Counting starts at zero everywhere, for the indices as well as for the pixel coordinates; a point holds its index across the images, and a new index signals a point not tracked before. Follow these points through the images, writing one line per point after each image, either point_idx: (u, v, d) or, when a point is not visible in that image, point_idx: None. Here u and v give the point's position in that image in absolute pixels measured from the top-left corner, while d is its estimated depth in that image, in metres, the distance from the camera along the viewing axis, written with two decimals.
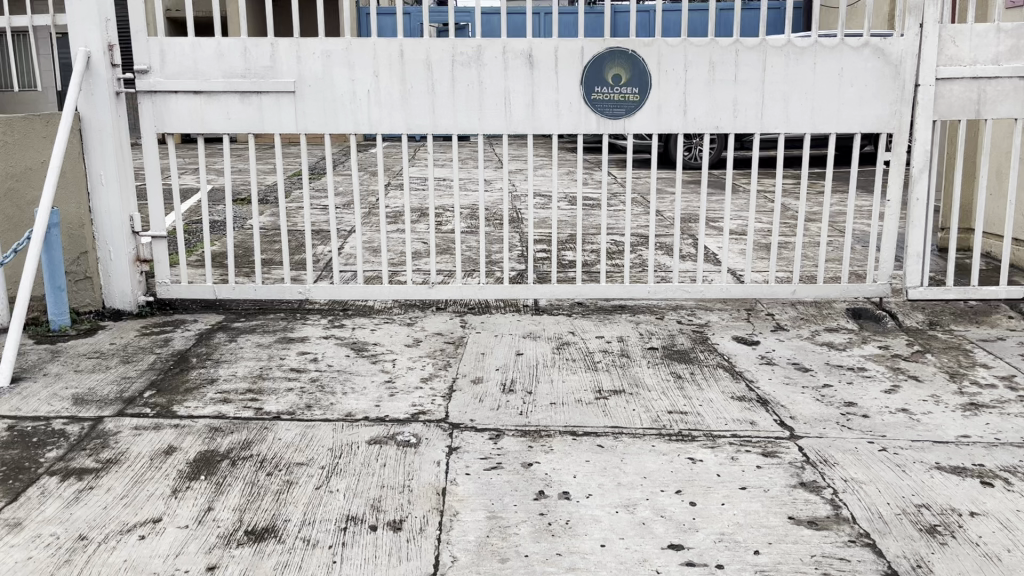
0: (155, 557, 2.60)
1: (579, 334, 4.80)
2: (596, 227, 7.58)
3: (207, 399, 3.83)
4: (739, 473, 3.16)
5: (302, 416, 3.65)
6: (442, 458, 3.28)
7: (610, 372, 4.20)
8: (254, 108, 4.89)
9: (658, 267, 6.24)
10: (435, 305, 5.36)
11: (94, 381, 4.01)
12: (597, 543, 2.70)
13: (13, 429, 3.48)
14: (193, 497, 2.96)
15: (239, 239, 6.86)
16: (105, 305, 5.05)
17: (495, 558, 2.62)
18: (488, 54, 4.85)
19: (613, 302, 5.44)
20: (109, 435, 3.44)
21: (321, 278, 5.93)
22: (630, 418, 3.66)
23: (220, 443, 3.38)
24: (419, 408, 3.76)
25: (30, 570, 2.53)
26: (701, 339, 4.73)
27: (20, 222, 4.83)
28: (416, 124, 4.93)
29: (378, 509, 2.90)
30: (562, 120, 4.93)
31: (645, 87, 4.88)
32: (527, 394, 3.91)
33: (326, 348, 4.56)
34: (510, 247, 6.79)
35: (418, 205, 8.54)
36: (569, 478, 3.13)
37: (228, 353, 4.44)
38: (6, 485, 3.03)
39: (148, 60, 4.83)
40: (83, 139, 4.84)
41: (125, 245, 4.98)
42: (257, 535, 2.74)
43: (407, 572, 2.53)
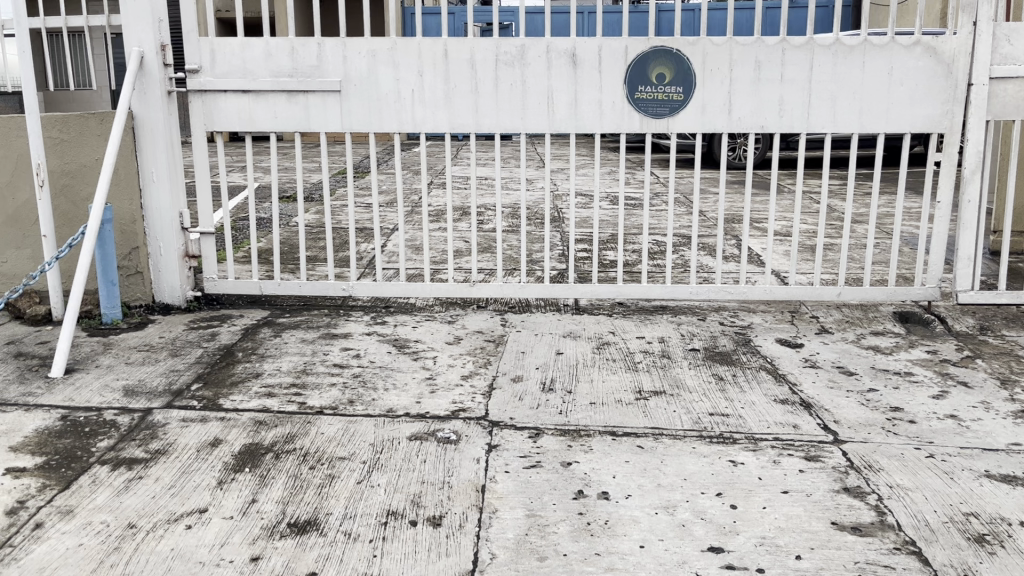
0: (201, 547, 2.66)
1: (619, 334, 4.78)
2: (638, 227, 7.55)
3: (252, 393, 3.89)
4: (781, 476, 3.13)
5: (343, 411, 3.70)
6: (482, 455, 3.29)
7: (651, 373, 4.17)
8: (300, 107, 4.96)
9: (701, 267, 6.20)
10: (476, 304, 5.41)
11: (144, 373, 4.10)
12: (637, 543, 2.70)
13: (66, 418, 3.58)
14: (238, 489, 3.02)
15: (284, 236, 6.97)
16: (155, 299, 5.17)
17: (534, 556, 2.62)
18: (532, 53, 4.85)
19: (655, 302, 5.42)
20: (157, 426, 3.52)
21: (364, 276, 6.00)
22: (671, 419, 3.64)
23: (265, 436, 3.44)
24: (460, 405, 3.79)
25: (82, 556, 2.60)
26: (743, 340, 4.69)
27: (75, 217, 4.97)
28: (460, 124, 4.95)
29: (418, 505, 2.93)
30: (605, 120, 4.92)
31: (690, 87, 4.84)
32: (567, 394, 3.91)
33: (369, 345, 4.61)
34: (551, 247, 6.79)
35: (460, 204, 8.59)
36: (609, 478, 3.13)
37: (273, 348, 4.52)
38: (60, 473, 3.12)
39: (199, 60, 4.94)
40: (136, 136, 4.95)
41: (175, 241, 5.08)
42: (299, 528, 2.78)
43: (446, 569, 2.55)
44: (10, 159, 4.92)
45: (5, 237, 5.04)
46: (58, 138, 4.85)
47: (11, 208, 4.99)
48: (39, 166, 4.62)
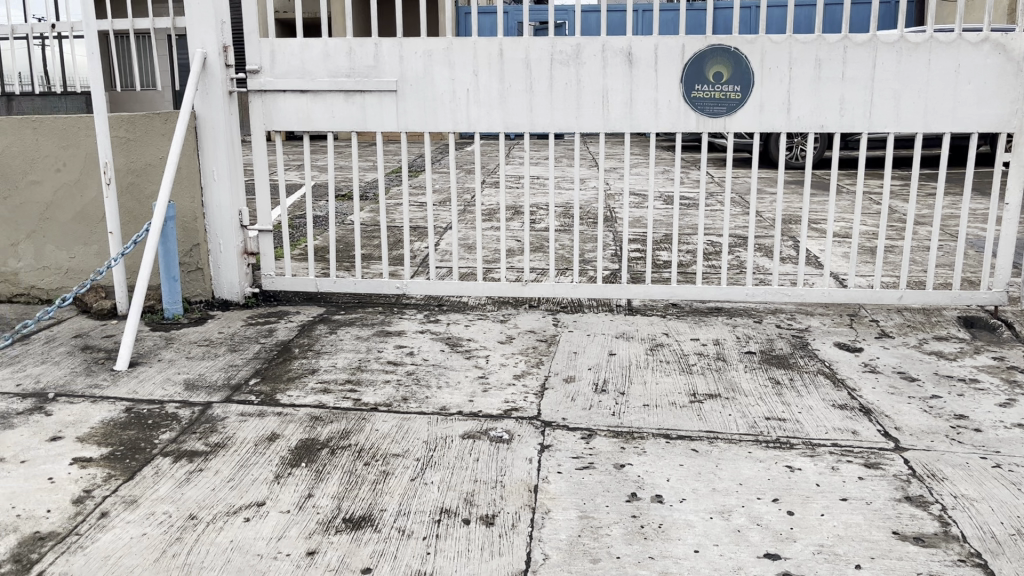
0: (259, 540, 2.71)
1: (673, 336, 4.74)
2: (692, 227, 7.47)
3: (308, 388, 3.95)
4: (840, 483, 3.06)
5: (398, 408, 3.73)
6: (535, 455, 3.29)
7: (706, 376, 4.12)
8: (357, 107, 5.02)
9: (757, 269, 6.11)
10: (528, 303, 5.41)
11: (204, 367, 4.20)
12: (691, 548, 2.67)
13: (130, 411, 3.68)
14: (294, 484, 3.07)
15: (340, 234, 7.05)
16: (214, 295, 5.28)
17: (587, 558, 2.61)
18: (587, 52, 4.83)
19: (710, 304, 5.37)
20: (217, 420, 3.59)
21: (418, 275, 6.04)
22: (726, 423, 3.60)
23: (321, 432, 3.49)
24: (512, 404, 3.79)
25: (144, 545, 2.67)
26: (800, 344, 4.61)
27: (140, 215, 5.11)
28: (514, 123, 4.96)
29: (471, 503, 2.94)
30: (661, 119, 4.87)
31: (748, 86, 4.77)
32: (620, 395, 3.89)
33: (422, 342, 4.64)
34: (604, 247, 6.75)
35: (513, 203, 8.60)
36: (663, 481, 3.10)
37: (329, 345, 4.58)
38: (125, 463, 3.20)
39: (259, 60, 5.03)
40: (198, 135, 5.06)
41: (234, 238, 5.19)
42: (354, 523, 2.81)
43: (499, 568, 2.56)
44: (79, 158, 5.07)
45: (73, 233, 5.20)
46: (124, 138, 4.99)
47: (80, 204, 5.14)
48: (106, 165, 4.75)
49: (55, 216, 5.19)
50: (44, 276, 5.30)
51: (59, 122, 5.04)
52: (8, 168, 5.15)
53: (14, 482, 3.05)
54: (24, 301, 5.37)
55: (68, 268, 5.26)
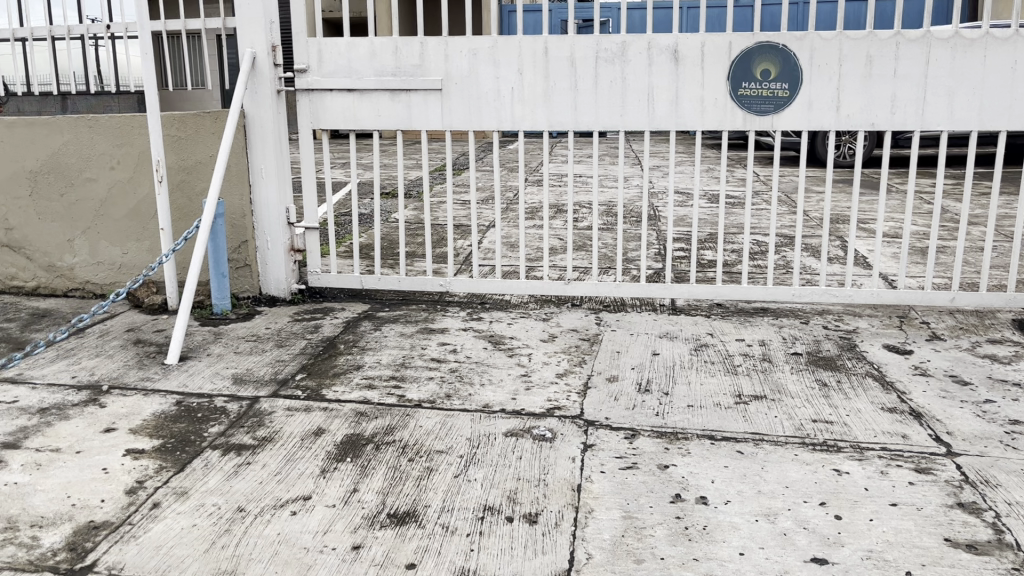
0: (305, 533, 2.75)
1: (718, 336, 4.70)
2: (738, 227, 7.39)
3: (353, 384, 4.00)
4: (889, 488, 3.01)
5: (441, 405, 3.76)
6: (578, 454, 3.29)
7: (752, 377, 4.08)
8: (402, 106, 5.05)
9: (804, 269, 6.03)
10: (571, 301, 5.40)
11: (251, 362, 4.26)
12: (737, 550, 2.65)
13: (180, 404, 3.75)
14: (340, 479, 3.10)
15: (384, 231, 7.11)
16: (262, 291, 5.37)
17: (631, 558, 2.60)
18: (632, 50, 4.80)
19: (755, 304, 5.31)
20: (264, 414, 3.65)
21: (461, 272, 6.06)
22: (772, 425, 3.55)
23: (366, 427, 3.52)
24: (555, 403, 3.79)
25: (194, 536, 2.72)
26: (848, 346, 4.53)
27: (190, 212, 5.21)
28: (558, 122, 4.95)
29: (514, 501, 2.95)
30: (707, 116, 4.83)
31: (796, 83, 4.71)
32: (664, 395, 3.87)
33: (465, 340, 4.66)
34: (648, 246, 6.71)
35: (557, 200, 8.60)
36: (707, 482, 3.08)
37: (373, 341, 4.62)
38: (175, 456, 3.27)
39: (307, 60, 5.09)
40: (247, 134, 5.14)
41: (281, 235, 5.26)
42: (399, 519, 2.83)
43: (543, 567, 2.56)
44: (133, 156, 5.19)
45: (126, 229, 5.32)
46: (177, 136, 5.09)
47: (133, 201, 5.26)
48: (158, 163, 4.86)
49: (109, 212, 5.31)
50: (98, 271, 5.44)
51: (113, 121, 5.15)
52: (65, 166, 5.28)
53: (70, 472, 3.13)
54: (79, 295, 5.50)
55: (121, 264, 5.39)
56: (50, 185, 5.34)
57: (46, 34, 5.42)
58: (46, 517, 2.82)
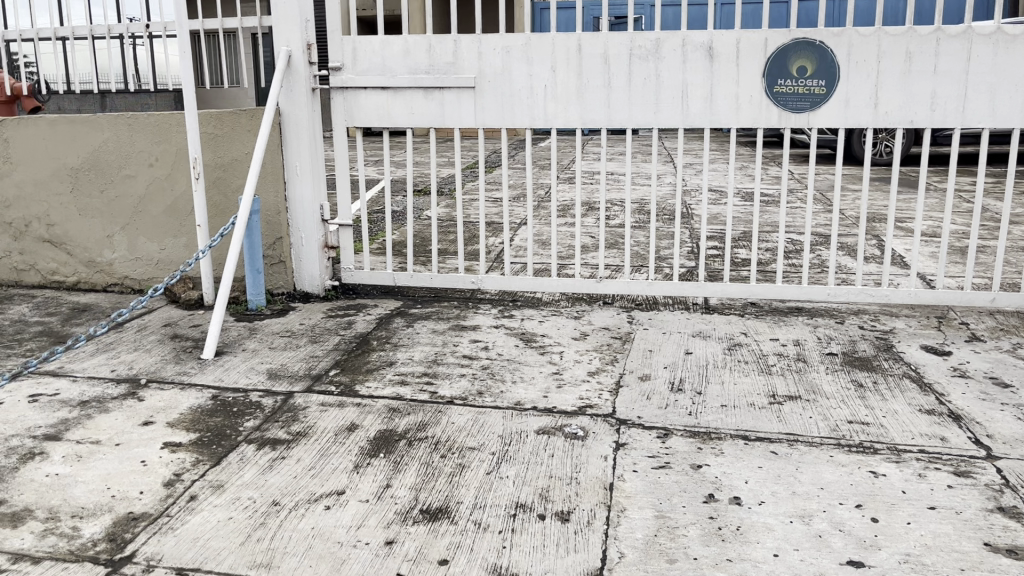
0: (339, 527, 2.77)
1: (752, 335, 4.65)
2: (772, 225, 7.33)
3: (386, 380, 4.03)
4: (927, 491, 2.97)
5: (473, 402, 3.77)
6: (610, 453, 3.28)
7: (786, 377, 4.04)
8: (436, 103, 5.07)
9: (840, 268, 5.96)
10: (603, 299, 5.38)
11: (286, 358, 4.31)
12: (771, 551, 2.62)
13: (216, 398, 3.80)
14: (373, 474, 3.13)
15: (416, 229, 7.15)
16: (296, 287, 5.42)
17: (663, 558, 2.59)
18: (667, 47, 4.78)
19: (790, 304, 5.25)
20: (298, 409, 3.69)
21: (492, 269, 6.07)
22: (806, 426, 3.52)
23: (399, 423, 3.55)
24: (587, 401, 3.78)
25: (230, 529, 2.76)
26: (885, 346, 4.47)
27: (227, 208, 5.28)
28: (591, 119, 4.93)
29: (546, 499, 2.95)
30: (742, 113, 4.79)
31: (833, 80, 4.65)
32: (697, 394, 3.84)
33: (496, 337, 4.67)
34: (681, 244, 6.67)
35: (589, 198, 8.58)
36: (740, 483, 3.05)
37: (406, 338, 4.64)
38: (212, 449, 3.31)
39: (342, 58, 5.13)
40: (282, 131, 5.19)
41: (315, 232, 5.30)
42: (431, 515, 2.85)
43: (575, 565, 2.56)
44: (171, 153, 5.26)
45: (164, 225, 5.40)
46: (214, 133, 5.15)
47: (170, 198, 5.34)
48: (195, 161, 4.92)
49: (148, 209, 5.39)
50: (136, 267, 5.52)
51: (152, 118, 5.23)
52: (105, 162, 5.37)
53: (110, 464, 3.19)
54: (118, 290, 5.60)
55: (159, 259, 5.47)
56: (90, 182, 5.43)
57: (86, 33, 5.51)
58: (86, 508, 2.88)
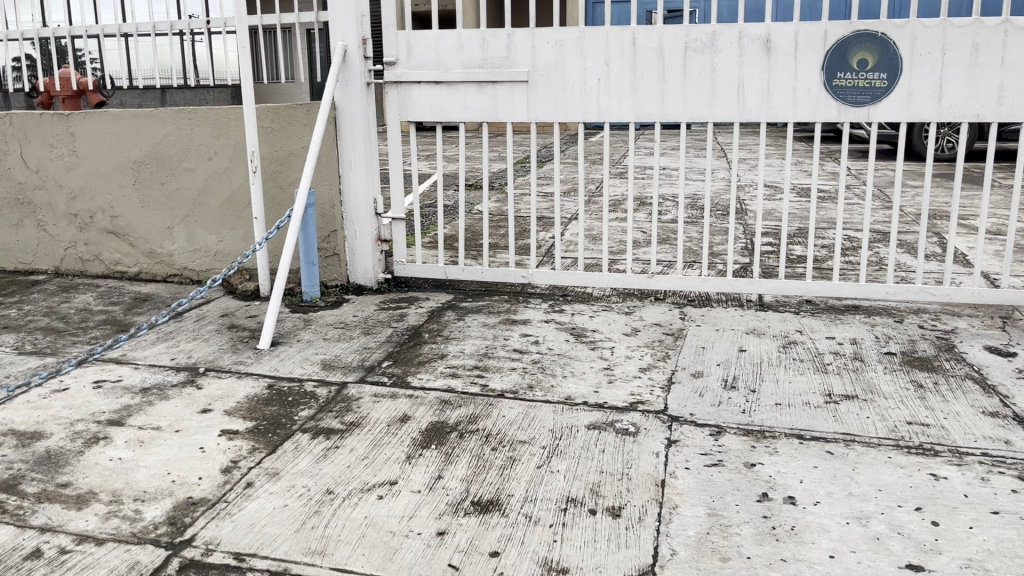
0: (391, 517, 2.80)
1: (807, 333, 4.57)
2: (830, 222, 7.20)
3: (438, 372, 4.06)
4: (990, 496, 2.89)
5: (524, 396, 3.77)
6: (662, 450, 3.26)
7: (842, 376, 3.96)
8: (489, 98, 5.07)
9: (899, 266, 5.83)
10: (654, 296, 5.34)
11: (340, 349, 4.37)
12: (827, 553, 2.58)
13: (272, 387, 3.87)
14: (425, 465, 3.15)
15: (468, 223, 7.18)
16: (349, 280, 5.49)
17: (716, 556, 2.57)
18: (723, 40, 4.71)
19: (846, 302, 5.15)
20: (352, 399, 3.73)
21: (543, 264, 6.07)
22: (864, 426, 3.45)
23: (450, 415, 3.57)
24: (638, 397, 3.76)
25: (286, 516, 2.81)
26: (946, 346, 4.35)
27: (283, 201, 5.37)
28: (645, 113, 4.89)
29: (598, 494, 2.94)
30: (799, 108, 4.70)
31: (895, 73, 4.53)
32: (750, 393, 3.79)
33: (547, 332, 4.66)
34: (735, 240, 6.60)
35: (641, 193, 8.52)
36: (795, 482, 3.01)
37: (457, 331, 4.67)
38: (268, 438, 3.37)
39: (396, 53, 5.16)
40: (337, 126, 5.25)
41: (369, 225, 5.35)
42: (482, 507, 2.86)
43: (626, 560, 2.55)
44: (229, 147, 5.37)
45: (221, 218, 5.51)
46: (270, 128, 5.24)
47: (228, 191, 5.45)
48: (253, 154, 5.01)
49: (206, 201, 5.51)
50: (195, 258, 5.65)
51: (211, 113, 5.35)
52: (166, 156, 5.50)
53: (170, 449, 3.27)
54: (177, 281, 5.73)
55: (217, 251, 5.58)
56: (152, 175, 5.56)
57: (150, 30, 5.60)
58: (148, 492, 2.95)
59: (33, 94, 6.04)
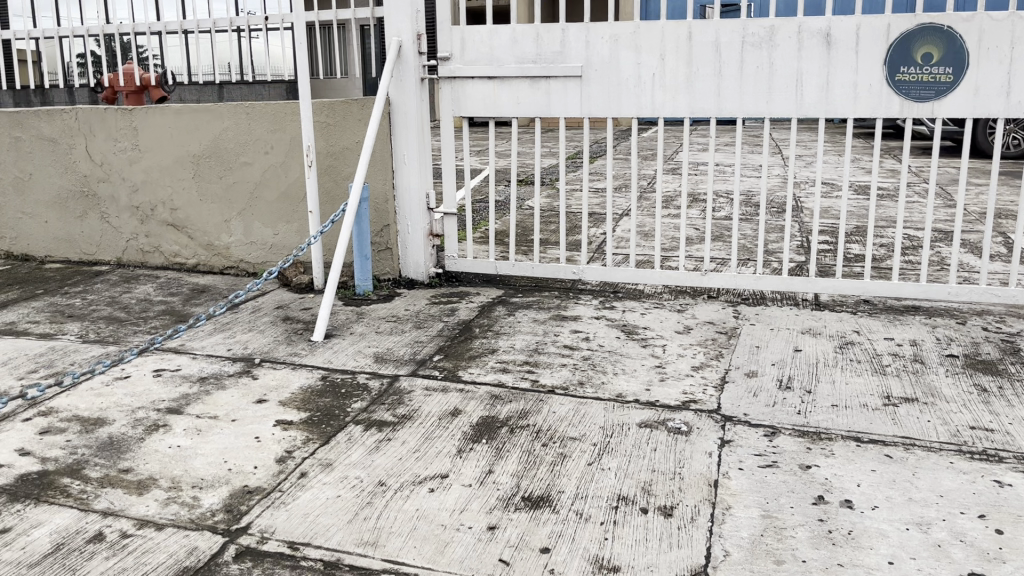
0: (443, 511, 2.81)
1: (865, 334, 4.47)
2: (890, 221, 7.04)
3: (489, 367, 4.07)
4: None
5: (574, 393, 3.76)
6: (715, 450, 3.21)
7: (901, 378, 3.87)
8: (542, 93, 5.06)
9: (962, 266, 5.67)
10: (707, 293, 5.27)
11: (392, 342, 4.40)
12: (885, 559, 2.52)
13: (326, 379, 3.93)
14: (475, 459, 3.16)
15: (519, 219, 7.18)
16: (401, 274, 5.53)
17: (770, 559, 2.53)
18: (781, 34, 4.62)
19: (906, 302, 5.02)
20: (403, 393, 3.76)
21: (594, 260, 6.04)
22: (924, 430, 3.36)
23: (501, 410, 3.58)
24: (691, 396, 3.72)
25: (339, 506, 2.84)
26: (1012, 349, 4.22)
27: (337, 195, 5.43)
28: (700, 108, 4.84)
29: (649, 493, 2.91)
30: (860, 104, 4.59)
31: (961, 67, 4.40)
32: (806, 394, 3.72)
33: (598, 328, 4.64)
34: (791, 238, 6.49)
35: (694, 189, 8.43)
36: (853, 486, 2.95)
37: (507, 327, 4.67)
38: (322, 429, 3.41)
39: (450, 48, 5.16)
40: (391, 121, 5.28)
41: (422, 220, 5.38)
42: (533, 503, 2.86)
43: (678, 560, 2.52)
44: (285, 141, 5.45)
45: (277, 211, 5.60)
46: (326, 123, 5.30)
47: (284, 185, 5.53)
48: (309, 149, 5.08)
49: (263, 195, 5.60)
50: (251, 251, 5.74)
51: (267, 108, 5.43)
52: (224, 150, 5.60)
53: (227, 438, 3.33)
54: (234, 273, 5.84)
55: (272, 244, 5.67)
56: (210, 169, 5.68)
57: (209, 27, 5.68)
58: (205, 480, 3.01)
59: (97, 89, 6.15)
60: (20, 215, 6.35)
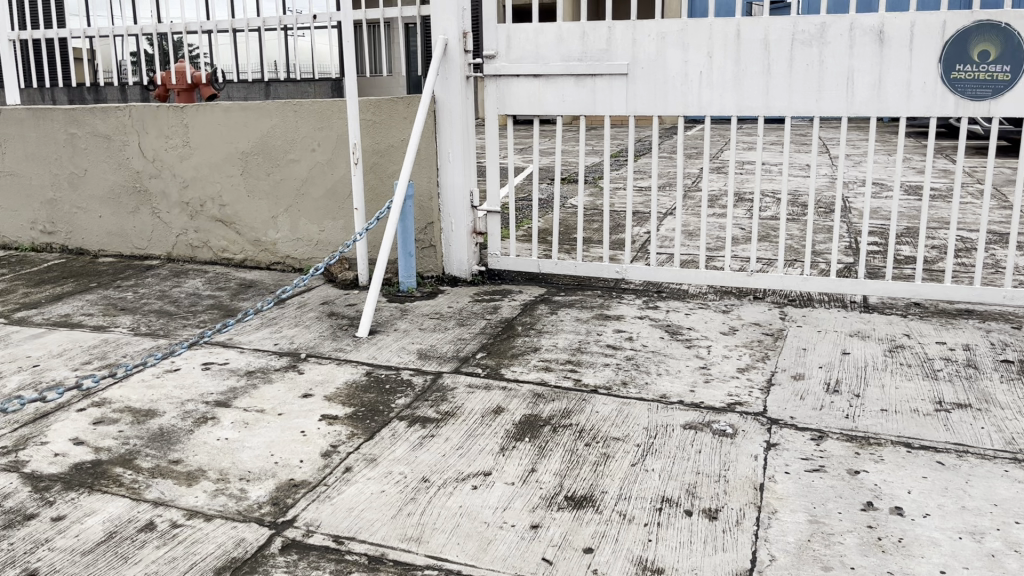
0: (486, 508, 2.82)
1: (915, 338, 4.38)
2: (943, 222, 6.89)
3: (531, 365, 4.07)
4: None
5: (617, 392, 3.74)
6: (760, 452, 3.18)
7: (954, 384, 3.78)
8: (588, 91, 5.04)
9: (1018, 269, 5.53)
10: (753, 293, 5.21)
11: (435, 339, 4.42)
12: (937, 568, 2.47)
13: (370, 374, 3.96)
14: (518, 458, 3.16)
15: (562, 217, 7.17)
16: (444, 271, 5.55)
17: (818, 565, 2.49)
18: (833, 31, 4.54)
19: (958, 305, 4.91)
20: (447, 389, 3.78)
21: (638, 259, 6.01)
22: (978, 437, 3.28)
23: (543, 409, 3.57)
24: (736, 398, 3.67)
25: (383, 501, 2.87)
26: None
27: (382, 192, 5.47)
28: (748, 107, 4.78)
29: (693, 495, 2.89)
30: (913, 102, 4.50)
31: (1020, 65, 4.29)
32: (855, 397, 3.66)
33: (641, 328, 4.61)
34: (839, 239, 6.39)
35: (740, 188, 8.34)
36: (903, 493, 2.89)
37: (550, 325, 4.66)
38: (366, 424, 3.44)
39: (496, 46, 5.18)
40: (437, 119, 5.31)
41: (465, 218, 5.40)
42: (576, 502, 2.85)
43: (723, 564, 2.49)
44: (332, 138, 5.51)
45: (323, 208, 5.66)
46: (372, 120, 5.35)
47: (330, 182, 5.58)
48: (355, 146, 5.13)
49: (309, 191, 5.66)
50: (298, 247, 5.81)
51: (315, 105, 5.49)
52: (272, 147, 5.68)
53: (273, 432, 3.37)
54: (280, 268, 5.91)
55: (318, 240, 5.73)
56: (258, 166, 5.76)
57: (257, 25, 5.74)
58: (252, 472, 3.06)
59: (148, 87, 6.24)
60: (74, 210, 6.50)
